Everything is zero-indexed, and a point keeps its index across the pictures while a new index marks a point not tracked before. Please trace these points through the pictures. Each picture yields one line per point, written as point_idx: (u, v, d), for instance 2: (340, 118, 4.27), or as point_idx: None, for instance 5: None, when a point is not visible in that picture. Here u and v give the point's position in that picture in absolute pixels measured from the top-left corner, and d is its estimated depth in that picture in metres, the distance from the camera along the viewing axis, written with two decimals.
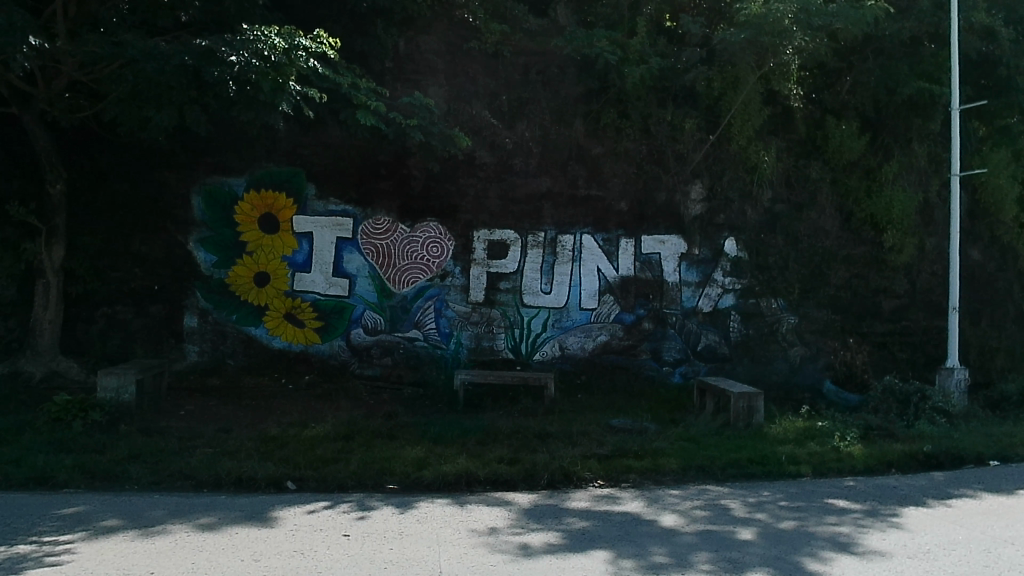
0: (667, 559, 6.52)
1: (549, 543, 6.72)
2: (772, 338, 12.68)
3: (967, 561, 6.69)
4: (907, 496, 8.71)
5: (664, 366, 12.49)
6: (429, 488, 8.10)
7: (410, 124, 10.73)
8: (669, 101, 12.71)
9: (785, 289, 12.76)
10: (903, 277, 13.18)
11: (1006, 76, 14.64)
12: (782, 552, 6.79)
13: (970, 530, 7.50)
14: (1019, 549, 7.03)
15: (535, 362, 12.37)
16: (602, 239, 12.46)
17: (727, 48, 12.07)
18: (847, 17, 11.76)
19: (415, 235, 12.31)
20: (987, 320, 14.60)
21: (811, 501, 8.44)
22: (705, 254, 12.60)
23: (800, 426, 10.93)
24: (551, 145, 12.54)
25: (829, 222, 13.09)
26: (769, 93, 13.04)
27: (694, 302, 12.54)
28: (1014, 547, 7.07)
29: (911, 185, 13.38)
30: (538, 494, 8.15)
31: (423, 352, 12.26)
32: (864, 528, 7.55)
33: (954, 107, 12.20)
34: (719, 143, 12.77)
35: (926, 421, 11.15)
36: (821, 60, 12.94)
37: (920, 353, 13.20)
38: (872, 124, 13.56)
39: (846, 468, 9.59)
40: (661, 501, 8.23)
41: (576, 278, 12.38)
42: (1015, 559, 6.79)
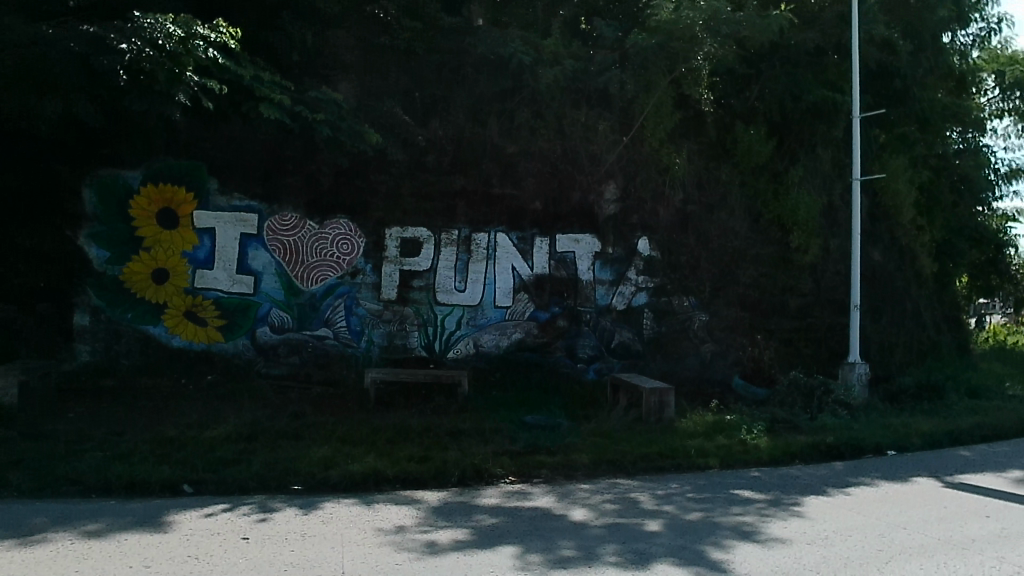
0: (574, 552, 6.62)
1: (456, 540, 6.74)
2: (684, 335, 12.98)
3: (862, 546, 7.01)
4: (809, 485, 9.09)
5: (578, 363, 12.63)
6: (335, 487, 8.01)
7: (316, 119, 10.63)
8: (583, 101, 12.84)
9: (695, 287, 13.12)
10: (808, 277, 13.71)
11: (902, 87, 15.42)
12: (686, 542, 6.99)
13: (867, 517, 7.87)
14: (911, 534, 7.40)
15: (449, 360, 12.37)
16: (516, 238, 12.56)
17: (639, 51, 12.39)
18: (755, 25, 12.28)
19: (324, 232, 12.13)
20: (888, 318, 15.36)
21: (716, 492, 8.70)
22: (619, 253, 12.83)
23: (709, 420, 11.24)
24: (465, 143, 12.56)
25: (739, 222, 13.49)
26: (681, 96, 13.31)
27: (608, 300, 12.75)
28: (906, 532, 7.44)
29: (817, 188, 13.84)
30: (448, 492, 8.14)
31: (334, 350, 12.09)
32: (765, 517, 7.82)
33: (854, 114, 12.75)
34: (633, 144, 12.96)
35: (829, 414, 11.64)
36: (730, 66, 13.36)
37: (823, 348, 13.75)
38: (778, 128, 14.05)
39: (751, 460, 9.94)
40: (571, 495, 8.35)
41: (491, 276, 12.45)
42: (907, 542, 7.14)
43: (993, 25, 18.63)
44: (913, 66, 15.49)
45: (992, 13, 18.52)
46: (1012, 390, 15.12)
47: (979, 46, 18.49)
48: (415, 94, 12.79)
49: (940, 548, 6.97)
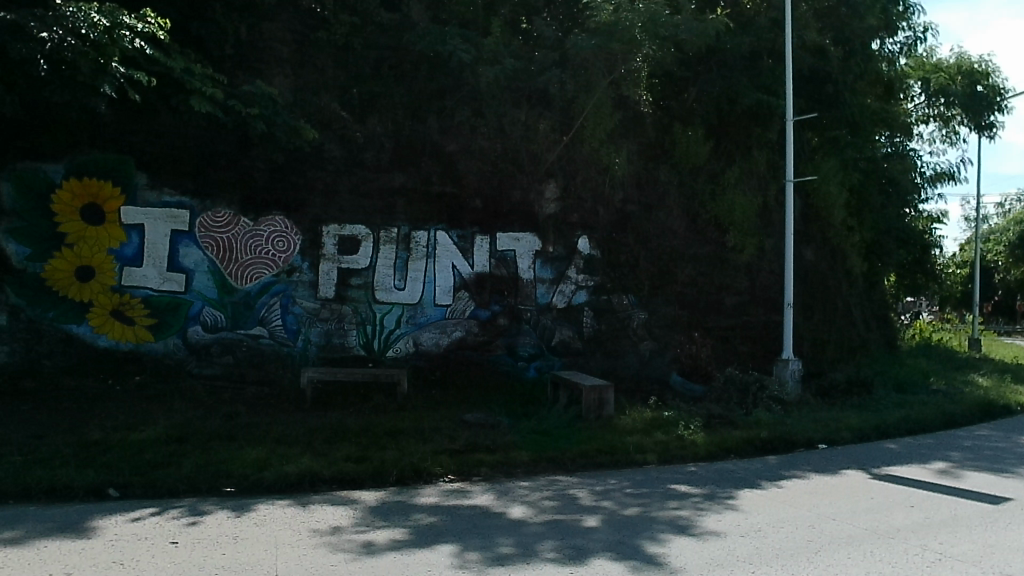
0: (513, 549, 6.64)
1: (393, 540, 6.70)
2: (624, 333, 13.14)
3: (794, 537, 7.21)
4: (743, 479, 9.32)
5: (519, 361, 12.68)
6: (269, 489, 7.88)
7: (249, 113, 10.45)
8: (523, 101, 12.88)
9: (634, 286, 13.30)
10: (743, 275, 14.03)
11: (834, 92, 15.83)
12: (624, 537, 7.09)
13: (799, 509, 8.10)
14: (840, 524, 7.64)
15: (388, 358, 12.28)
16: (456, 236, 12.54)
17: (579, 51, 12.52)
18: (692, 29, 12.46)
19: (259, 229, 11.91)
20: (819, 315, 15.85)
21: (654, 487, 8.85)
22: (560, 251, 12.93)
23: (648, 416, 11.39)
24: (404, 140, 12.52)
25: (677, 222, 13.74)
26: (620, 97, 13.48)
27: (548, 298, 12.84)
28: (835, 522, 7.68)
29: (751, 189, 14.26)
30: (386, 492, 8.09)
31: (270, 350, 11.87)
32: (701, 511, 7.99)
33: (788, 118, 13.07)
34: (573, 144, 13.06)
35: (763, 409, 11.95)
36: (669, 68, 13.56)
37: (759, 345, 14.09)
38: (715, 130, 14.32)
39: (688, 455, 10.14)
40: (511, 493, 8.38)
41: (430, 274, 12.40)
42: (836, 533, 7.37)
43: (919, 33, 19.35)
44: (844, 72, 15.98)
45: (918, 22, 19.23)
46: (936, 384, 15.76)
47: (906, 53, 19.17)
48: (353, 90, 12.68)
49: (867, 538, 7.22)
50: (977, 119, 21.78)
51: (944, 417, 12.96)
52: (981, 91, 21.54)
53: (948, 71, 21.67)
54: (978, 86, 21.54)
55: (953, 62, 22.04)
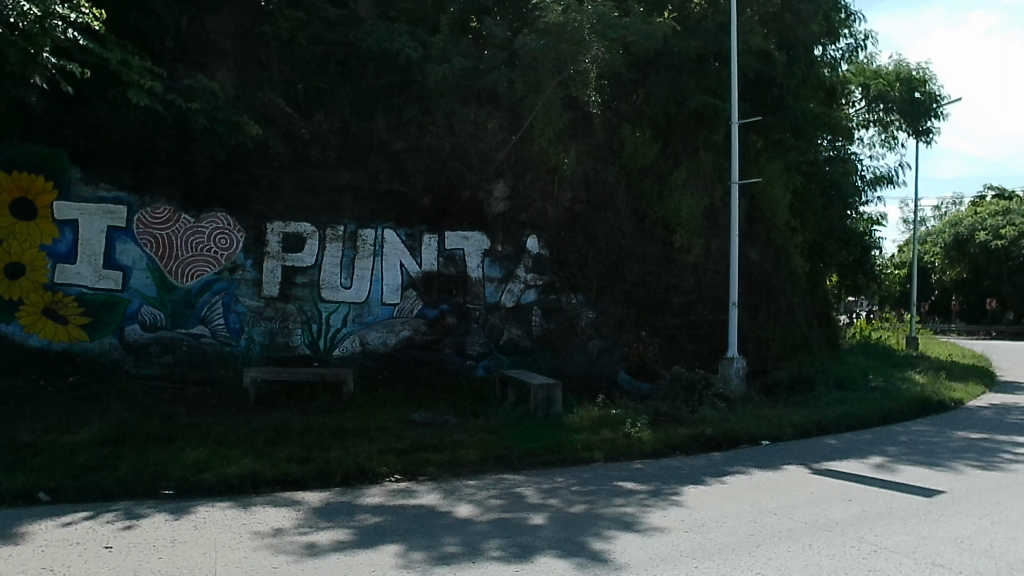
0: (458, 548, 6.64)
1: (336, 541, 6.64)
2: (572, 332, 13.23)
3: (735, 531, 7.36)
4: (688, 475, 9.49)
5: (467, 360, 12.68)
6: (209, 491, 7.75)
7: (190, 108, 10.29)
8: (473, 100, 12.93)
9: (583, 285, 13.41)
10: (690, 275, 14.25)
11: (777, 96, 16.19)
12: (569, 535, 7.15)
13: (741, 504, 8.28)
14: (780, 518, 7.83)
15: (334, 358, 12.16)
16: (404, 235, 12.51)
17: (529, 51, 12.59)
18: (640, 31, 12.59)
19: (200, 226, 11.69)
20: (764, 314, 16.21)
21: (600, 484, 8.94)
22: (508, 250, 12.99)
23: (596, 414, 11.48)
24: (351, 137, 12.46)
25: (625, 222, 13.89)
26: (570, 98, 13.57)
27: (497, 297, 12.88)
28: (776, 517, 7.87)
29: (698, 190, 14.48)
30: (330, 492, 8.02)
31: (212, 349, 11.64)
32: (646, 507, 8.11)
33: (734, 121, 13.23)
34: (522, 143, 13.11)
35: (708, 406, 12.15)
36: (618, 69, 13.66)
37: (705, 344, 14.33)
38: (663, 132, 14.49)
39: (634, 452, 10.28)
40: (457, 492, 8.38)
41: (378, 272, 12.33)
42: (776, 527, 7.55)
43: (860, 41, 19.90)
44: (788, 77, 16.31)
45: (859, 29, 19.73)
46: (875, 382, 16.24)
47: (848, 59, 19.65)
48: (299, 85, 12.53)
49: (806, 532, 7.41)
50: (915, 125, 22.47)
51: (882, 413, 13.36)
52: (918, 98, 22.22)
53: (888, 78, 22.28)
54: (916, 93, 22.21)
55: (892, 69, 22.68)
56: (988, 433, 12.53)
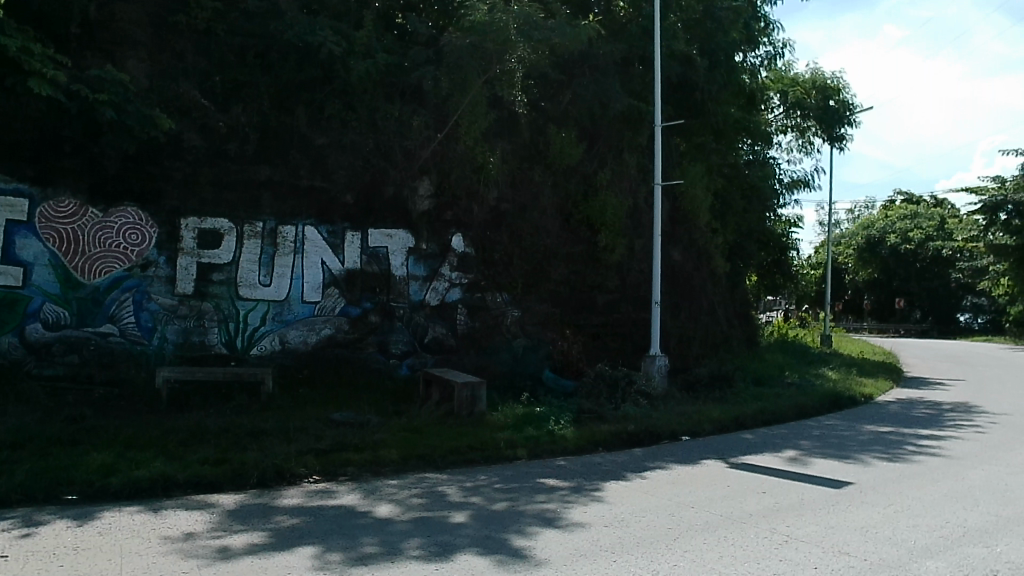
0: (377, 548, 6.60)
1: (250, 544, 6.51)
2: (497, 330, 13.30)
3: (653, 525, 7.55)
4: (610, 471, 9.68)
5: (391, 358, 12.61)
6: (116, 496, 7.52)
7: (97, 99, 9.90)
8: (397, 96, 12.92)
9: (509, 283, 13.50)
10: (615, 274, 14.50)
11: (700, 101, 16.61)
12: (491, 532, 7.20)
13: (659, 499, 8.49)
14: (696, 511, 8.07)
15: (252, 357, 11.93)
16: (326, 232, 12.39)
17: (454, 50, 12.63)
18: (566, 33, 12.66)
19: (109, 221, 11.32)
20: (685, 313, 16.64)
21: (522, 482, 9.03)
22: (432, 248, 12.98)
23: (520, 411, 11.57)
24: (270, 132, 12.28)
25: (551, 222, 14.02)
26: (496, 97, 13.59)
27: (422, 295, 12.87)
28: (692, 510, 8.11)
29: (623, 191, 14.63)
30: (246, 494, 7.88)
31: (121, 349, 11.28)
32: (567, 503, 8.23)
33: (657, 124, 13.42)
34: (448, 141, 13.10)
35: (630, 403, 12.37)
36: (544, 70, 13.77)
37: (628, 342, 14.61)
38: (588, 134, 14.64)
39: (557, 449, 10.41)
40: (378, 492, 8.33)
41: (298, 270, 12.17)
42: (692, 520, 7.78)
43: (778, 49, 20.56)
44: (710, 81, 16.71)
45: (777, 38, 20.39)
46: (791, 378, 16.87)
47: (766, 66, 20.28)
48: (217, 78, 12.24)
49: (721, 524, 7.65)
50: (830, 131, 23.35)
51: (796, 409, 13.89)
52: (833, 106, 23.10)
53: (804, 85, 23.10)
54: (831, 100, 23.08)
55: (810, 77, 23.49)
56: (893, 427, 13.18)
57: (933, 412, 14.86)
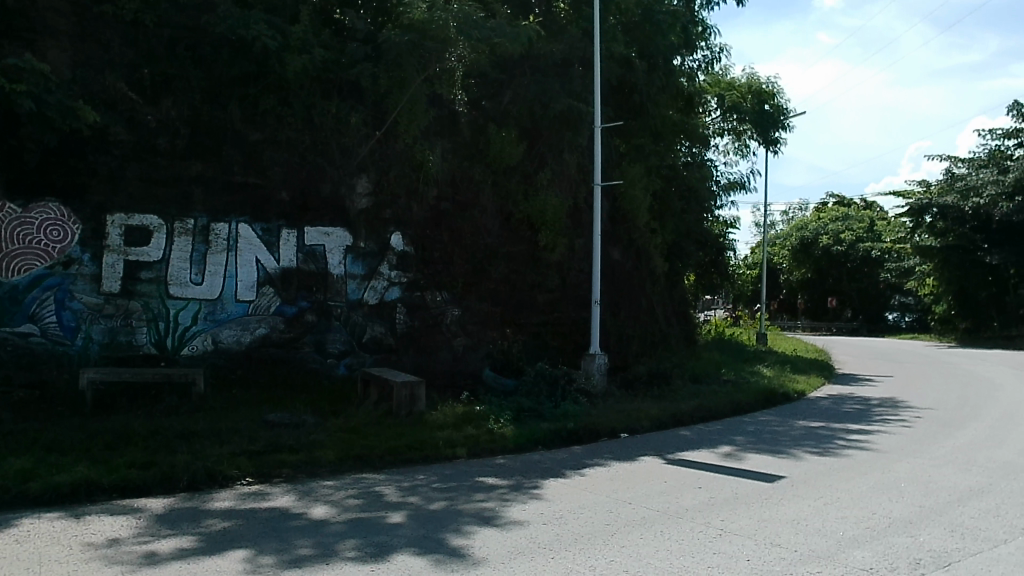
0: (311, 550, 6.51)
1: (178, 548, 6.35)
2: (437, 330, 13.25)
3: (592, 521, 7.64)
4: (549, 468, 9.76)
5: (329, 358, 12.46)
6: (35, 502, 7.28)
7: (15, 90, 9.50)
8: (333, 93, 12.74)
9: (449, 282, 13.49)
10: (555, 274, 14.59)
11: (638, 102, 16.96)
12: (428, 532, 7.17)
13: (598, 495, 8.61)
14: (634, 507, 8.20)
15: (183, 357, 11.69)
16: (260, 229, 12.20)
17: (393, 47, 12.39)
18: (506, 33, 12.75)
19: (29, 217, 11.04)
20: (625, 312, 16.89)
21: (461, 481, 9.03)
22: (371, 247, 12.87)
23: (460, 410, 11.56)
24: (202, 127, 12.09)
25: (491, 222, 14.05)
26: (436, 95, 13.69)
27: (360, 294, 12.75)
28: (630, 506, 8.24)
29: (563, 192, 14.69)
30: (175, 497, 7.70)
31: (42, 350, 10.98)
32: (506, 502, 8.26)
33: (596, 124, 13.55)
34: (386, 139, 13.03)
35: (571, 401, 12.47)
36: (483, 69, 13.81)
37: (569, 340, 14.75)
38: (529, 134, 14.63)
39: (497, 448, 10.43)
40: (313, 493, 8.22)
41: (232, 268, 11.97)
42: (630, 515, 7.90)
43: (716, 53, 21.02)
44: (649, 84, 16.99)
45: (714, 42, 20.85)
46: (727, 375, 17.26)
47: (703, 70, 20.69)
48: (145, 70, 11.96)
49: (658, 519, 7.79)
50: (765, 135, 24.07)
51: (732, 405, 14.24)
52: (768, 110, 23.80)
53: (741, 90, 23.63)
54: (766, 105, 23.81)
55: (746, 81, 24.08)
56: (824, 422, 13.62)
57: (863, 407, 15.41)
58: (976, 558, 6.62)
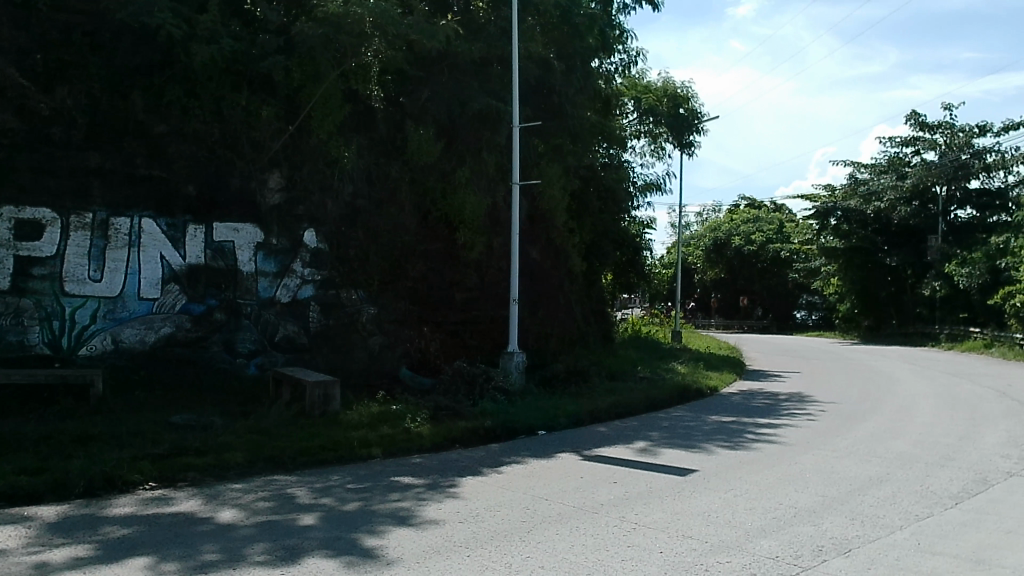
0: (218, 556, 6.31)
1: (73, 558, 6.06)
2: (352, 329, 13.05)
3: (508, 519, 7.67)
4: (466, 467, 9.77)
5: (238, 358, 12.16)
6: None
7: None
8: (243, 85, 12.36)
9: (365, 281, 13.28)
10: (473, 272, 14.63)
11: (557, 103, 17.09)
12: (341, 533, 7.07)
13: (515, 492, 8.67)
14: (550, 503, 8.29)
15: (80, 357, 11.21)
16: (165, 224, 11.80)
17: (306, 40, 12.16)
18: (422, 31, 12.73)
19: None
20: (543, 310, 17.09)
21: (376, 481, 8.93)
22: (284, 244, 12.62)
23: (377, 410, 11.41)
24: (102, 117, 11.56)
25: (409, 219, 13.84)
26: (351, 91, 13.54)
27: (271, 292, 12.49)
28: (547, 502, 8.32)
29: (482, 190, 14.61)
30: (69, 505, 7.35)
31: None
32: (421, 501, 8.21)
33: (514, 124, 13.60)
34: (300, 134, 12.79)
35: (489, 399, 12.52)
36: (401, 66, 13.61)
37: (486, 339, 14.83)
38: (446, 132, 14.59)
39: (414, 447, 10.35)
40: (220, 497, 7.97)
41: (134, 264, 11.53)
42: (546, 512, 7.97)
43: (633, 57, 21.44)
44: (567, 84, 17.18)
45: (631, 46, 21.25)
46: (643, 372, 17.68)
47: (620, 73, 21.09)
48: (38, 55, 11.31)
49: (573, 515, 7.89)
50: (679, 138, 24.72)
51: (646, 401, 14.58)
52: (683, 113, 24.41)
53: (657, 93, 24.19)
54: (681, 108, 24.41)
55: (661, 85, 24.65)
56: (735, 416, 14.11)
57: (772, 402, 16.06)
58: (873, 545, 6.99)
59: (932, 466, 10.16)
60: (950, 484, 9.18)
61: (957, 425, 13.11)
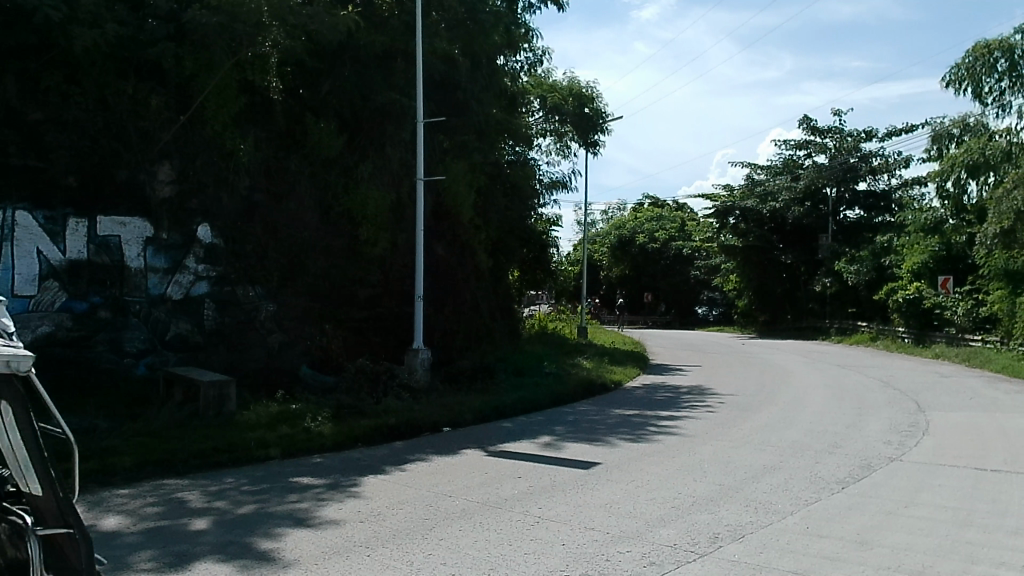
0: (99, 565, 6.02)
1: None
2: (249, 326, 12.72)
3: (411, 516, 7.65)
4: (369, 465, 9.67)
5: (125, 358, 11.64)
6: None
7: None
8: (130, 73, 11.94)
9: (263, 277, 12.98)
10: (376, 268, 14.37)
11: (462, 99, 17.06)
12: (234, 537, 6.87)
13: (418, 490, 8.64)
14: (454, 500, 8.30)
15: None
16: (42, 218, 11.16)
17: (198, 28, 11.67)
18: (322, 22, 12.48)
19: None
20: (449, 307, 17.10)
21: (274, 482, 8.73)
22: (175, 239, 12.19)
23: (276, 409, 11.13)
24: None
25: (308, 214, 13.60)
26: (247, 83, 13.05)
27: (162, 289, 12.04)
28: (450, 499, 8.34)
29: (384, 185, 14.44)
30: None
31: None
32: (321, 501, 8.08)
33: (419, 120, 13.41)
34: (192, 125, 12.32)
35: (394, 397, 12.42)
36: (300, 58, 13.25)
37: (390, 336, 14.73)
38: (348, 126, 14.55)
39: (315, 447, 10.14)
40: (104, 503, 7.62)
41: (8, 259, 10.82)
42: (449, 509, 7.98)
43: (538, 55, 21.64)
44: (472, 81, 17.14)
45: (537, 45, 21.53)
46: (549, 368, 17.93)
47: (525, 72, 21.31)
48: None
49: (478, 510, 7.94)
50: (584, 137, 25.16)
51: (552, 396, 14.79)
52: (588, 112, 24.81)
53: (561, 93, 24.54)
54: (586, 108, 24.81)
55: (566, 85, 25.02)
56: (638, 410, 14.52)
57: (674, 395, 16.59)
58: (765, 530, 7.33)
59: (822, 453, 10.74)
60: (838, 470, 9.75)
61: (846, 414, 13.97)
